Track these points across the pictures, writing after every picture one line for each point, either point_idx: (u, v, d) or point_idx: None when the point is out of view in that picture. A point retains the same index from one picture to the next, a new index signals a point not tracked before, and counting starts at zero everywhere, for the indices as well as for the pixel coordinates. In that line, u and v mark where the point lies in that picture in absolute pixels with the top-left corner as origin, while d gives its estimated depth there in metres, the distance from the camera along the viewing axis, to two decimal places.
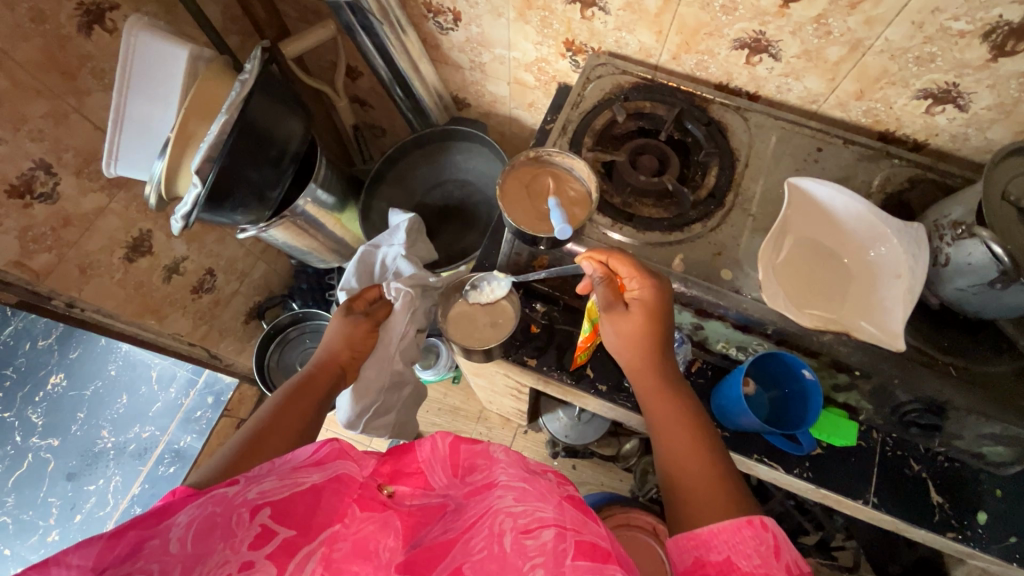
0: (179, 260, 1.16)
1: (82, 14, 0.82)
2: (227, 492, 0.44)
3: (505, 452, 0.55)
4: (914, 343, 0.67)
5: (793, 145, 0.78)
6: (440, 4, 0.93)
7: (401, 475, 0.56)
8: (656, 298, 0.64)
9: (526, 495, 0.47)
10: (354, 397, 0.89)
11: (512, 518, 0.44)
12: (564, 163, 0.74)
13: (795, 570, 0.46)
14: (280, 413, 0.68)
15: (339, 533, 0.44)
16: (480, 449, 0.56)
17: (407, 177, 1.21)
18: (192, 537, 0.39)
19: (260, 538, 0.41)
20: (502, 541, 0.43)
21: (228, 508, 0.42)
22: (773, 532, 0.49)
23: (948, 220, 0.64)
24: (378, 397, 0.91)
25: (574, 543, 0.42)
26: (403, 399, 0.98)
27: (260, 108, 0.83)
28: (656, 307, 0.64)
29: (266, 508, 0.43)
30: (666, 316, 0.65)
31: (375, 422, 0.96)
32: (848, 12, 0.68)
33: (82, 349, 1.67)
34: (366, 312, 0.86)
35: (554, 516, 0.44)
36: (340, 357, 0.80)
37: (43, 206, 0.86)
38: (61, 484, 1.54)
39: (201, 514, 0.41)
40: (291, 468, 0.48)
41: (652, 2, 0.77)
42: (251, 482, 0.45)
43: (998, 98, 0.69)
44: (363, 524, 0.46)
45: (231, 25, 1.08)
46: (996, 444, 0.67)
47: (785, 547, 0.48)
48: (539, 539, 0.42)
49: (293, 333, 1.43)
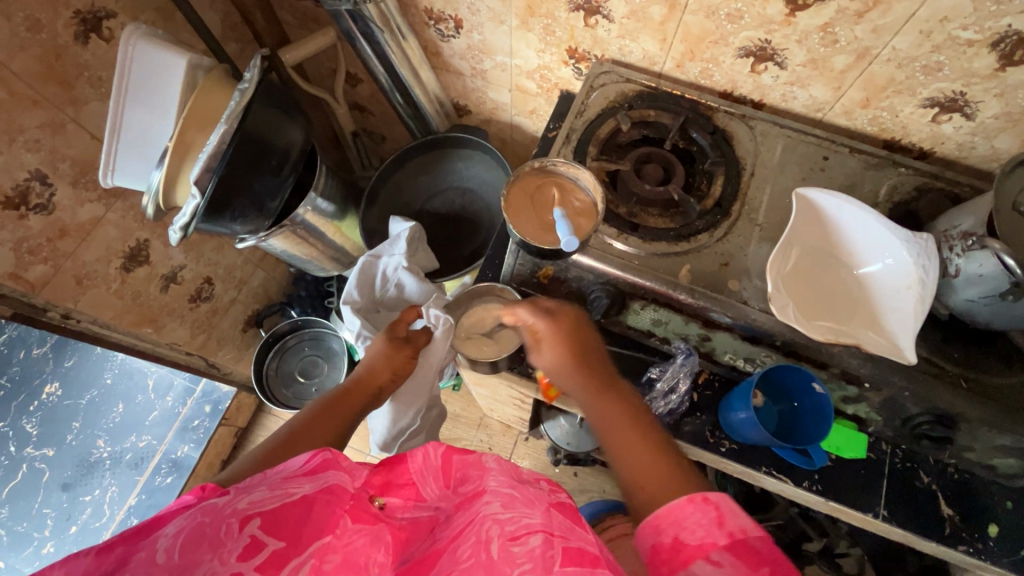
0: (177, 269, 1.14)
1: (79, 22, 0.81)
2: (217, 502, 0.43)
3: (497, 461, 0.54)
4: (923, 354, 0.66)
5: (799, 154, 0.77)
6: (441, 12, 0.92)
7: (393, 486, 0.54)
8: (563, 323, 0.69)
9: (513, 502, 0.46)
10: (391, 416, 0.89)
11: (499, 525, 0.43)
12: (569, 173, 0.73)
13: (740, 537, 0.43)
14: (306, 427, 0.65)
15: (330, 544, 0.43)
16: (472, 460, 0.54)
17: (408, 186, 1.20)
18: (179, 547, 0.39)
19: (250, 549, 0.40)
20: (489, 549, 0.42)
21: (217, 518, 0.41)
22: (717, 503, 0.46)
23: (958, 231, 0.64)
24: (415, 417, 0.91)
25: (562, 550, 0.41)
26: (432, 420, 0.97)
27: (260, 117, 0.82)
28: (563, 331, 0.68)
29: (256, 518, 0.42)
30: (575, 335, 0.69)
31: (406, 444, 0.95)
32: (856, 21, 0.67)
33: (77, 357, 1.65)
34: (407, 337, 0.83)
35: (541, 522, 0.43)
36: (380, 376, 0.78)
37: (38, 217, 0.85)
38: (56, 495, 1.52)
39: (190, 525, 0.40)
40: (283, 477, 0.47)
41: (657, 11, 0.77)
42: (242, 491, 0.45)
43: (1006, 108, 0.69)
44: (354, 536, 0.45)
45: (230, 32, 1.07)
46: (1007, 455, 0.66)
47: (730, 515, 0.45)
48: (527, 545, 0.41)
49: (292, 341, 1.44)
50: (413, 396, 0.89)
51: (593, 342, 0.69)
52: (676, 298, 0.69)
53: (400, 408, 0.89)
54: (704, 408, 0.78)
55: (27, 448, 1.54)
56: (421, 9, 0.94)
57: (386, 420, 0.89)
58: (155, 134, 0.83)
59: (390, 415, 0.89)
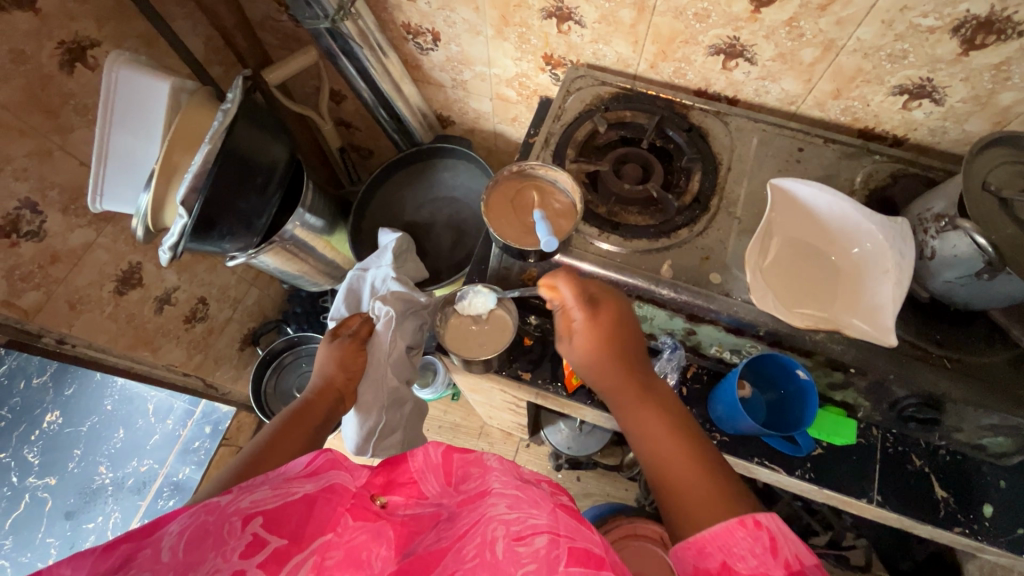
0: (170, 290, 1.15)
1: (63, 52, 0.84)
2: (220, 500, 0.43)
3: (499, 460, 0.53)
4: (906, 337, 0.67)
5: (774, 148, 0.78)
6: (418, 26, 0.94)
7: (394, 485, 0.53)
8: (606, 312, 0.64)
9: (519, 502, 0.45)
10: (358, 422, 0.88)
11: (504, 525, 0.42)
12: (548, 176, 0.75)
13: (795, 567, 0.43)
14: (269, 449, 0.66)
15: (332, 541, 0.43)
16: (472, 458, 0.54)
17: (396, 198, 1.22)
18: (183, 546, 0.39)
19: (251, 547, 0.40)
20: (494, 549, 0.41)
21: (220, 517, 0.41)
22: (769, 529, 0.46)
23: (931, 214, 0.64)
24: (381, 416, 0.89)
25: (568, 550, 0.40)
26: (406, 415, 0.94)
27: (243, 136, 0.83)
28: (601, 325, 0.64)
29: (258, 516, 0.41)
30: (620, 322, 0.65)
31: (385, 443, 0.93)
32: (819, 14, 0.69)
33: (77, 386, 1.63)
34: (351, 335, 0.87)
35: (547, 522, 0.42)
36: (335, 381, 0.81)
37: (29, 244, 0.86)
38: (60, 524, 1.50)
39: (194, 523, 0.40)
40: (285, 478, 0.47)
41: (627, 14, 0.78)
42: (245, 490, 0.44)
43: (973, 91, 0.70)
44: (356, 533, 0.44)
45: (213, 55, 1.10)
46: (996, 435, 0.67)
47: (783, 544, 0.45)
48: (532, 546, 0.40)
49: (288, 358, 1.39)
50: (373, 402, 0.88)
51: (632, 335, 0.66)
52: (660, 294, 0.69)
53: (363, 412, 0.88)
54: (695, 401, 0.78)
55: (28, 478, 1.53)
56: (399, 24, 0.96)
57: (354, 428, 0.89)
58: (141, 157, 0.85)
59: (356, 419, 0.88)
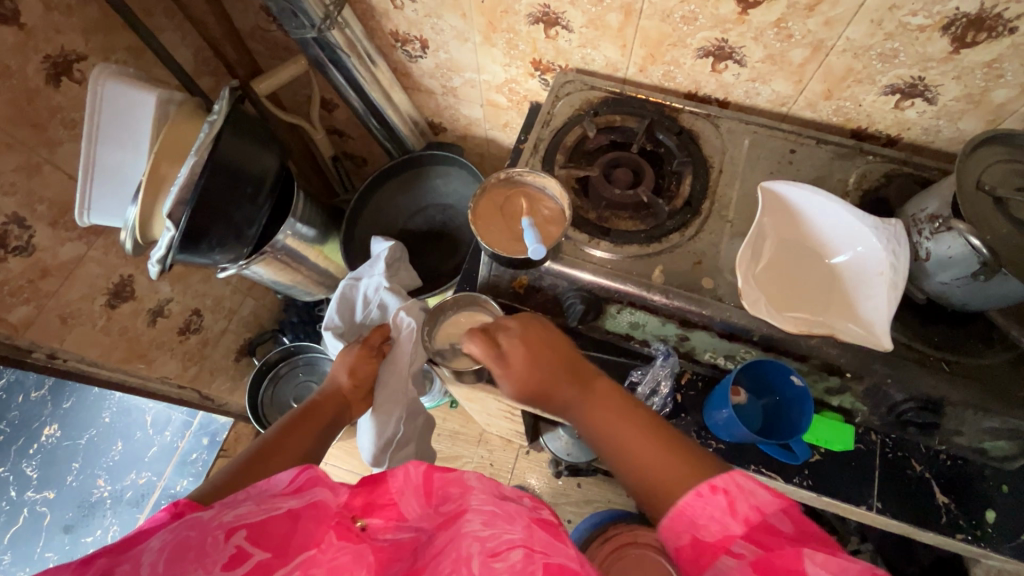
0: (163, 302, 1.15)
1: (49, 66, 0.83)
2: (202, 515, 0.42)
3: (480, 478, 0.50)
4: (902, 340, 0.65)
5: (767, 149, 0.77)
6: (406, 33, 0.94)
7: (375, 506, 0.49)
8: (528, 336, 0.67)
9: (494, 518, 0.44)
10: (374, 430, 0.89)
11: (480, 542, 0.41)
12: (536, 183, 0.74)
13: (755, 519, 0.44)
14: (263, 456, 0.62)
15: (315, 559, 0.42)
16: (454, 477, 0.50)
17: (388, 206, 1.21)
18: (164, 560, 0.38)
19: (235, 560, 0.39)
20: (469, 566, 0.40)
21: (203, 531, 0.40)
22: (725, 489, 0.46)
23: (925, 214, 0.63)
24: (399, 426, 0.90)
25: (543, 565, 0.39)
26: (420, 428, 0.95)
27: (231, 146, 0.83)
28: (524, 351, 0.66)
29: (242, 529, 0.41)
30: (541, 340, 0.67)
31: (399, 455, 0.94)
32: (807, 14, 0.68)
33: (76, 399, 1.63)
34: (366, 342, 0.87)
35: (522, 537, 0.41)
36: (344, 387, 0.82)
37: (18, 259, 0.85)
38: (58, 538, 1.49)
39: (174, 538, 0.39)
40: (269, 494, 0.45)
41: (614, 18, 0.78)
42: (228, 506, 0.43)
43: (965, 89, 0.69)
44: (338, 553, 0.43)
45: (203, 66, 1.10)
46: (998, 438, 0.65)
47: (740, 498, 0.45)
48: (508, 561, 0.39)
49: (284, 368, 1.39)
50: (391, 405, 0.88)
51: (562, 340, 0.68)
52: (651, 300, 0.68)
53: (381, 419, 0.88)
54: (690, 408, 0.78)
55: (27, 493, 1.54)
56: (387, 32, 0.96)
57: (370, 435, 0.90)
58: (128, 170, 0.85)
59: (373, 429, 0.89)
